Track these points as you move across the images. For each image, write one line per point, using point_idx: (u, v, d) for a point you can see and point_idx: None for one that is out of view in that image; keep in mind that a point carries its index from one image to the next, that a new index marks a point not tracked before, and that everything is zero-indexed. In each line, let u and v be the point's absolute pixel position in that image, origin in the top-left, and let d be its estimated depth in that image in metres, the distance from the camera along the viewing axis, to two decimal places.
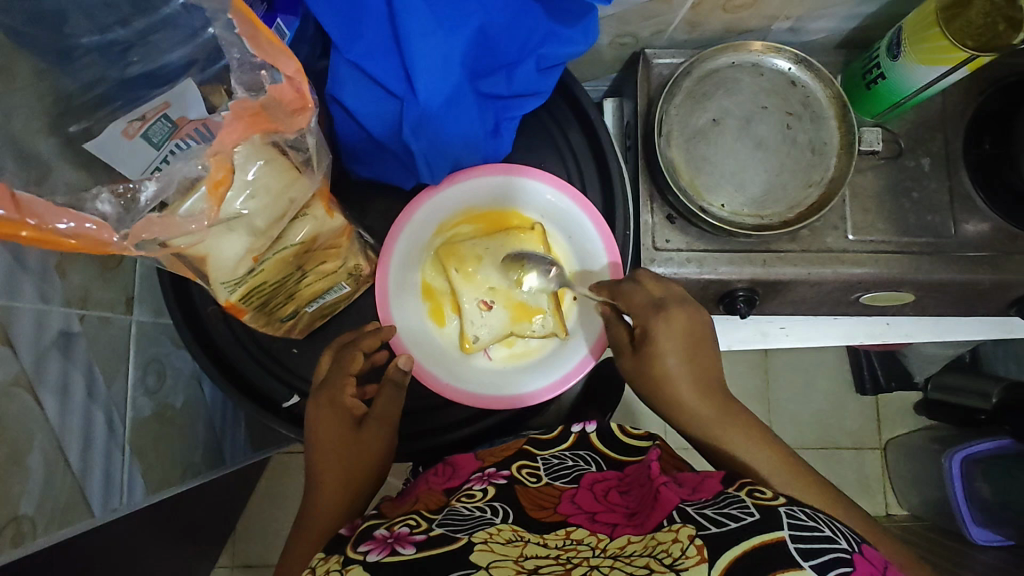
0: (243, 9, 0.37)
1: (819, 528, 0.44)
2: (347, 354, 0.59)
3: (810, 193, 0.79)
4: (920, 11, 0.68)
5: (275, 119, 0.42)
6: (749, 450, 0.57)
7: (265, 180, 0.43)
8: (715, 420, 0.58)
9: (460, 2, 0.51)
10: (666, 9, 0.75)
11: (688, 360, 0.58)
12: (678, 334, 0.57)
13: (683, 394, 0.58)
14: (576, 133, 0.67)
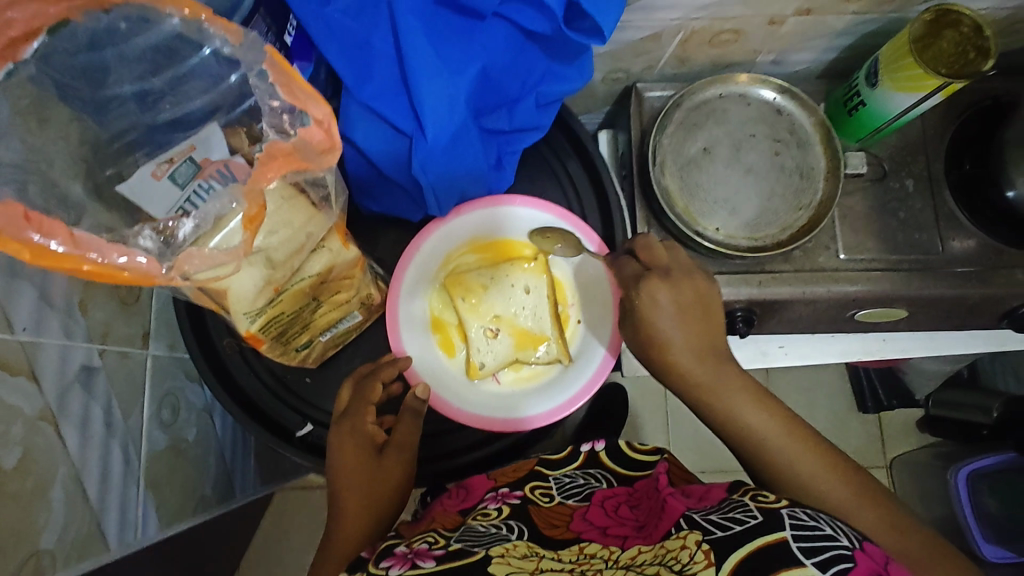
0: (276, 59, 0.41)
1: (820, 527, 0.45)
2: (366, 384, 0.61)
3: (800, 216, 0.82)
4: (894, 43, 0.72)
5: (306, 158, 0.44)
6: (746, 412, 0.58)
7: (296, 216, 0.46)
8: (711, 381, 0.58)
9: (464, 47, 0.54)
10: (655, 46, 0.82)
11: (681, 326, 0.58)
12: (669, 304, 0.57)
13: (678, 358, 0.58)
14: (575, 163, 0.71)
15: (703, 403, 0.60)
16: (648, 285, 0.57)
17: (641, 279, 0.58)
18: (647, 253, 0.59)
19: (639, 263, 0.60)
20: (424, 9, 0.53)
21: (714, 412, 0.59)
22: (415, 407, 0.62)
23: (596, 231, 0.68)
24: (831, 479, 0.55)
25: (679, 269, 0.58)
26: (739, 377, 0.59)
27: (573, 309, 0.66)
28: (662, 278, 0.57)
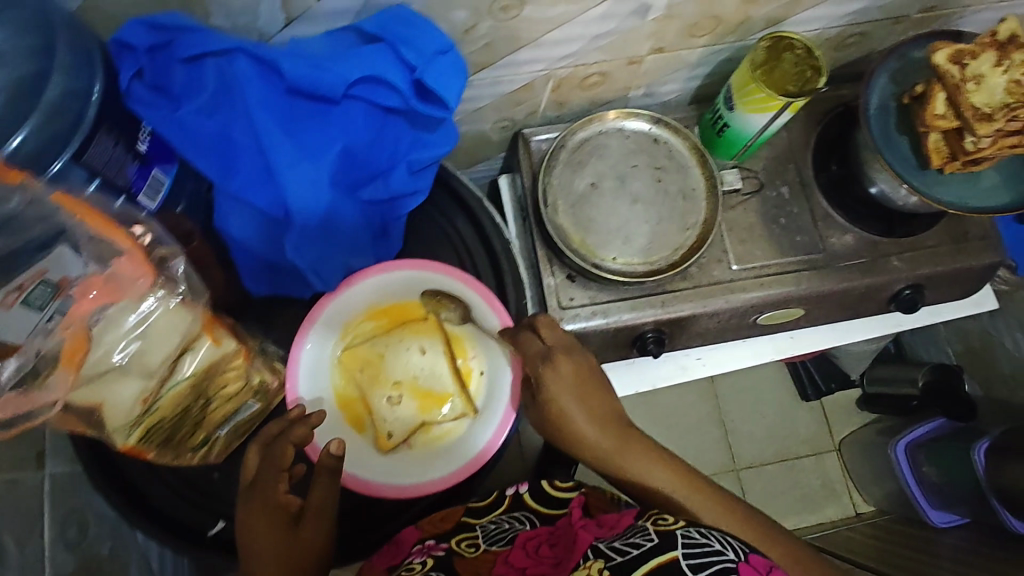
0: (73, 204, 0.44)
1: (710, 544, 0.48)
2: (275, 449, 0.59)
3: (689, 235, 0.86)
4: (738, 72, 0.78)
5: (121, 289, 0.46)
6: (653, 475, 0.60)
7: (166, 323, 0.48)
8: (619, 449, 0.61)
9: (321, 132, 0.56)
10: (531, 95, 0.86)
11: (582, 401, 0.61)
12: (568, 379, 0.60)
13: (583, 432, 0.61)
14: (460, 218, 0.73)
15: (615, 472, 0.62)
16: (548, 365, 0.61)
17: (545, 357, 0.61)
18: (549, 330, 0.62)
19: (543, 341, 0.62)
20: (277, 103, 0.55)
21: (625, 481, 0.61)
22: (331, 465, 0.59)
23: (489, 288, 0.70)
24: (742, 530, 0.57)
25: (578, 345, 0.62)
26: (643, 443, 0.62)
27: (475, 361, 0.67)
28: (561, 356, 0.61)
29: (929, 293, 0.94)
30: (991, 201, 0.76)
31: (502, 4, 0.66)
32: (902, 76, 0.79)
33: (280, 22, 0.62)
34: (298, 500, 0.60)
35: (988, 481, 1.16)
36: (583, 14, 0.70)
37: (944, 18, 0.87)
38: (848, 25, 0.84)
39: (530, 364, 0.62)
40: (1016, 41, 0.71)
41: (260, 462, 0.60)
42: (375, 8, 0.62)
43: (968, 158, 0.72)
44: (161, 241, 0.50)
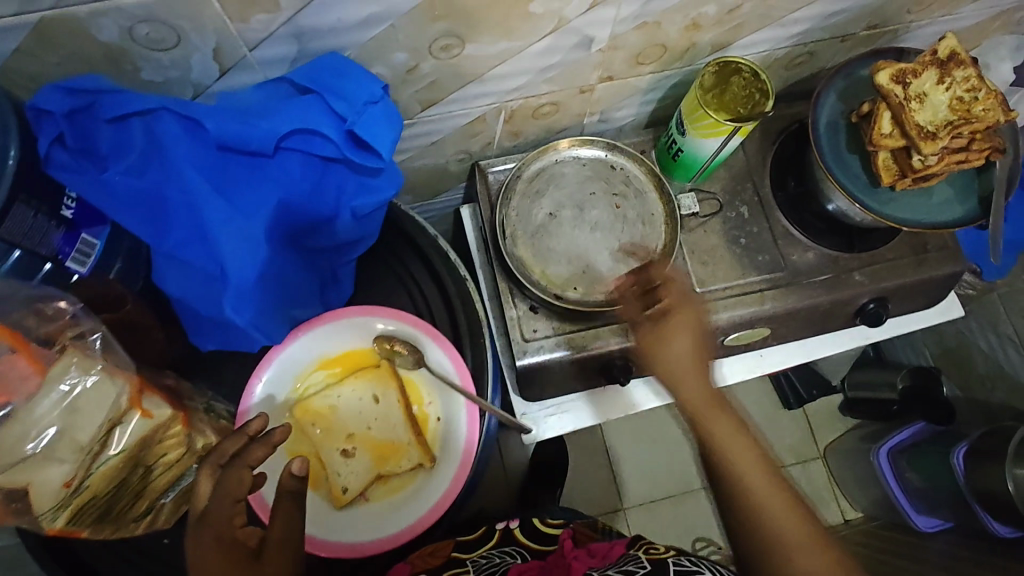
0: None
1: (699, 570, 0.57)
2: (230, 474, 0.51)
3: (650, 261, 0.86)
4: (687, 97, 0.78)
5: (8, 388, 0.47)
6: (734, 442, 0.64)
7: (88, 400, 0.49)
8: (704, 407, 0.66)
9: (256, 186, 0.55)
10: (484, 127, 0.86)
11: (692, 351, 0.69)
12: (691, 317, 0.70)
13: (683, 383, 0.68)
14: (413, 260, 0.71)
15: (693, 429, 0.67)
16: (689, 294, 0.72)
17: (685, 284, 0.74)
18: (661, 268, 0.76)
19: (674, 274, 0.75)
20: (207, 160, 0.53)
21: (702, 439, 0.66)
22: (293, 489, 0.53)
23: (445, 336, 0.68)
24: (790, 519, 0.60)
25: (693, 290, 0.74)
26: (727, 414, 0.66)
27: (431, 406, 0.66)
28: (676, 283, 0.73)
29: (895, 305, 0.94)
30: (944, 216, 0.76)
31: (442, 44, 0.66)
32: (850, 94, 0.80)
33: (215, 73, 0.61)
34: (257, 534, 0.52)
35: (968, 485, 1.15)
36: (526, 49, 0.70)
37: (890, 35, 0.88)
38: (795, 45, 0.85)
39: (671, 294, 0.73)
40: (956, 59, 0.71)
41: (210, 492, 0.52)
42: (311, 55, 0.62)
43: (917, 176, 0.72)
44: (81, 317, 0.52)
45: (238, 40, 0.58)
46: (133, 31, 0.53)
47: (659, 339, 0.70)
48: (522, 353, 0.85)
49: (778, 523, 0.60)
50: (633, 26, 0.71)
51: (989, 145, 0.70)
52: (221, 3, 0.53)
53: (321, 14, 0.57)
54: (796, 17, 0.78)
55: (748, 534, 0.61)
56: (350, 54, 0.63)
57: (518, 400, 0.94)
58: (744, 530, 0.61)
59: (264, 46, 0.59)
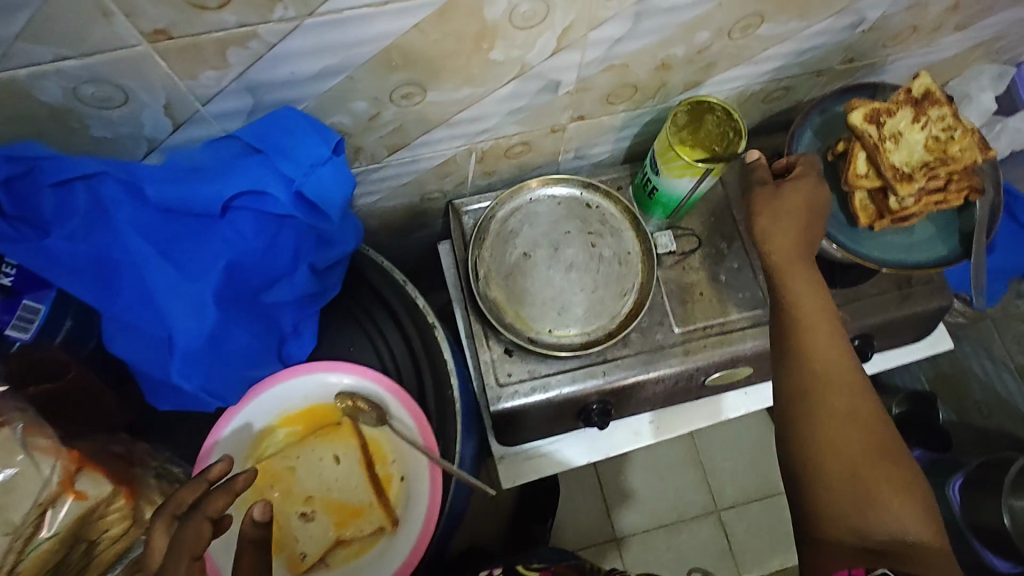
0: None
1: None
2: (187, 527, 0.45)
3: (626, 302, 0.84)
4: (659, 137, 0.77)
5: None
6: (810, 296, 0.61)
7: (21, 485, 0.45)
8: (795, 262, 0.63)
9: (205, 247, 0.53)
10: (455, 167, 0.84)
11: (802, 212, 0.64)
12: (809, 192, 0.64)
13: (780, 240, 0.63)
14: (378, 310, 0.70)
15: (774, 284, 0.63)
16: (797, 181, 0.65)
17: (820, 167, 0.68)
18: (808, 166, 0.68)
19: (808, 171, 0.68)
20: (152, 224, 0.52)
21: (778, 295, 0.63)
22: (257, 536, 0.49)
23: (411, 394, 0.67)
24: (840, 367, 0.58)
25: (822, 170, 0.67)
26: (812, 274, 0.63)
27: (394, 465, 0.64)
28: (808, 176, 0.65)
29: (880, 340, 0.92)
30: (926, 256, 0.74)
31: (403, 92, 0.64)
32: (827, 130, 0.78)
33: (168, 127, 0.59)
34: None
35: (964, 519, 1.13)
36: (491, 94, 0.68)
37: (867, 68, 0.86)
38: (770, 80, 0.83)
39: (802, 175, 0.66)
40: (931, 98, 0.71)
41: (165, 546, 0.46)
42: (266, 107, 0.60)
43: (895, 216, 0.70)
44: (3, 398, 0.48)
45: (189, 97, 0.56)
46: (78, 91, 0.52)
47: (775, 210, 0.63)
48: (497, 398, 0.82)
49: (826, 370, 0.58)
50: (601, 68, 0.69)
51: (966, 185, 0.69)
52: (167, 63, 0.52)
53: (272, 69, 0.55)
54: (769, 54, 0.76)
55: (792, 378, 0.59)
56: (307, 106, 0.62)
57: (495, 444, 0.91)
58: (789, 362, 0.60)
59: (216, 101, 0.58)
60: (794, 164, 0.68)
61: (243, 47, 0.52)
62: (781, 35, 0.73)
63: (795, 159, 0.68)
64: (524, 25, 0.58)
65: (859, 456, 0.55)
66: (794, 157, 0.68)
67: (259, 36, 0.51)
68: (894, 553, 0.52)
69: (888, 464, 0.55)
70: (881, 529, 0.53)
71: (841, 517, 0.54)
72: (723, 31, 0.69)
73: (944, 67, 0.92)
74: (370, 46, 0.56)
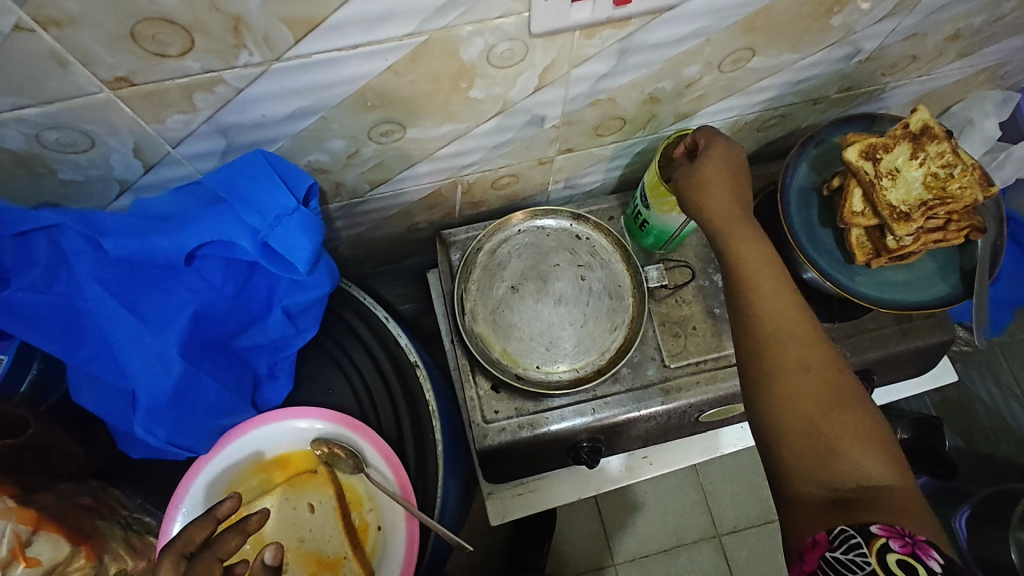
0: None
1: None
2: (197, 568, 0.45)
3: (616, 336, 0.81)
4: (649, 170, 0.74)
5: None
6: (755, 257, 0.58)
7: None
8: (732, 223, 0.59)
9: (169, 294, 0.52)
10: (442, 199, 0.82)
11: (728, 176, 0.61)
12: (721, 160, 0.61)
13: (715, 203, 0.60)
14: (358, 350, 0.68)
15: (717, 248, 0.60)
16: (712, 149, 0.62)
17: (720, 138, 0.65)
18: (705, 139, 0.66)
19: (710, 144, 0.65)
20: (111, 275, 0.50)
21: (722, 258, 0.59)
22: None
23: (388, 441, 0.64)
24: (786, 318, 0.55)
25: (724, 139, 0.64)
26: (752, 233, 0.59)
27: (372, 514, 0.61)
28: (715, 149, 0.62)
29: (881, 374, 0.89)
30: (926, 295, 0.71)
31: (382, 130, 0.62)
32: (823, 163, 0.75)
33: (140, 169, 0.58)
34: None
35: (969, 551, 1.06)
36: (474, 129, 0.66)
37: (866, 96, 0.84)
38: (765, 109, 0.81)
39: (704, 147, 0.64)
40: (929, 132, 0.68)
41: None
42: (239, 148, 0.59)
43: (892, 255, 0.67)
44: None
45: (158, 140, 0.55)
46: (41, 137, 0.51)
47: (697, 185, 0.61)
48: (483, 436, 0.79)
49: (774, 322, 0.54)
50: (587, 103, 0.67)
51: (967, 223, 0.67)
52: (132, 108, 0.50)
53: (242, 112, 0.54)
54: (762, 85, 0.74)
55: (743, 341, 0.56)
56: (282, 145, 0.60)
57: (484, 479, 0.89)
58: (739, 324, 0.56)
59: (188, 143, 0.56)
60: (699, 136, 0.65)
61: (210, 91, 0.50)
62: (774, 67, 0.71)
63: (697, 131, 0.66)
64: (502, 64, 0.57)
65: (817, 407, 0.51)
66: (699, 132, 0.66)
67: (225, 80, 0.50)
68: (864, 504, 0.47)
69: (848, 413, 0.51)
70: (848, 482, 0.48)
71: (808, 477, 0.50)
72: (713, 64, 0.67)
73: (945, 94, 0.89)
74: (343, 87, 0.54)
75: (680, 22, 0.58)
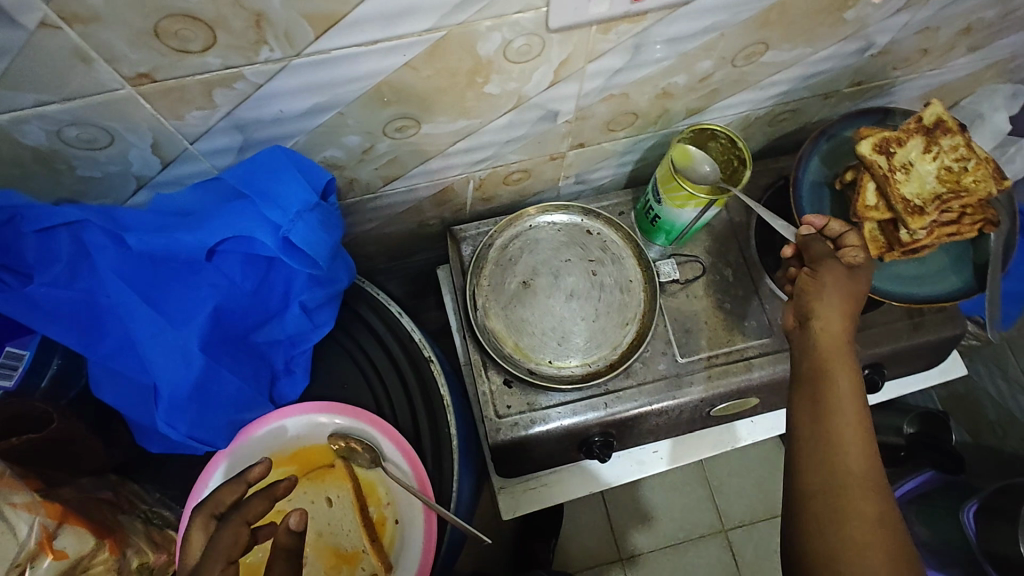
0: None
1: None
2: (225, 531, 0.46)
3: (628, 331, 0.82)
4: (662, 166, 0.75)
5: None
6: (852, 385, 0.55)
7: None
8: (844, 350, 0.58)
9: (191, 291, 0.52)
10: (454, 194, 0.82)
11: (853, 303, 0.60)
12: (843, 281, 0.60)
13: (831, 322, 0.59)
14: (373, 345, 0.68)
15: (816, 365, 0.57)
16: (859, 274, 0.62)
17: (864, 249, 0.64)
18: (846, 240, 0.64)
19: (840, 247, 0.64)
20: (134, 272, 0.51)
21: (817, 377, 0.57)
22: (290, 544, 0.46)
23: (404, 436, 0.64)
24: (864, 456, 0.53)
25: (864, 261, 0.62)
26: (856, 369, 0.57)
27: (389, 507, 0.61)
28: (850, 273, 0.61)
29: (891, 368, 0.89)
30: (937, 288, 0.71)
31: (397, 125, 0.63)
32: (835, 157, 0.75)
33: (157, 165, 0.58)
34: None
35: (979, 545, 1.06)
36: (487, 124, 0.67)
37: (876, 90, 0.84)
38: (777, 104, 0.81)
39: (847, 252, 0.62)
40: (943, 126, 0.69)
41: (203, 544, 0.47)
42: (256, 145, 0.59)
43: (906, 249, 0.68)
44: None
45: (176, 136, 0.55)
46: (62, 133, 0.51)
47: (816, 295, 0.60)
48: (496, 430, 0.79)
49: (852, 457, 0.53)
50: (600, 97, 0.68)
51: (982, 217, 0.67)
52: (151, 104, 0.50)
53: (260, 108, 0.54)
54: (774, 79, 0.74)
55: (817, 467, 0.54)
56: (298, 141, 0.60)
57: (495, 474, 0.89)
58: (819, 450, 0.54)
59: (206, 139, 0.56)
60: (845, 235, 0.64)
61: (229, 87, 0.51)
62: (787, 62, 0.71)
63: (848, 230, 0.63)
64: (518, 59, 0.57)
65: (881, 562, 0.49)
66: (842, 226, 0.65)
67: (245, 76, 0.50)
68: None
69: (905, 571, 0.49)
70: None
71: None
72: (726, 59, 0.67)
73: (955, 88, 0.89)
74: (361, 83, 0.54)
75: (696, 16, 0.58)
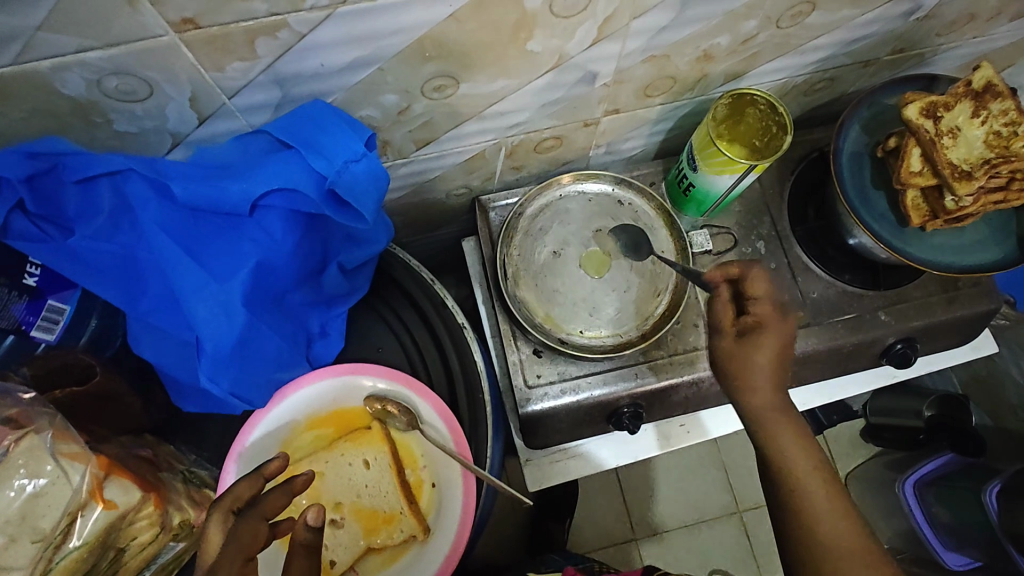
0: None
1: None
2: (243, 525, 0.45)
3: (660, 302, 0.81)
4: (699, 132, 0.73)
5: None
6: (799, 450, 0.55)
7: (48, 499, 0.44)
8: (777, 417, 0.57)
9: (231, 245, 0.51)
10: (484, 162, 0.81)
11: (778, 365, 0.57)
12: (769, 348, 0.57)
13: (755, 394, 0.57)
14: (407, 310, 0.68)
15: (759, 433, 0.57)
16: (759, 340, 0.57)
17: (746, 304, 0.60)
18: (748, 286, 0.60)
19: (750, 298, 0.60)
20: (176, 224, 0.50)
21: (766, 446, 0.57)
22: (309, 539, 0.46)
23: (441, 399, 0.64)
24: (841, 522, 0.52)
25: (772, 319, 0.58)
26: (795, 421, 0.57)
27: (425, 471, 0.61)
28: (767, 334, 0.57)
29: (923, 344, 0.88)
30: (980, 258, 0.70)
31: (436, 84, 0.61)
32: (876, 125, 0.74)
33: (194, 121, 0.57)
34: None
35: (1000, 526, 1.04)
36: (526, 85, 0.65)
37: (917, 58, 0.82)
38: (815, 71, 0.79)
39: (758, 306, 0.59)
40: (993, 90, 0.67)
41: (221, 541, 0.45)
42: (293, 101, 0.58)
43: (950, 216, 0.66)
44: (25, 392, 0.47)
45: (215, 89, 0.54)
46: (102, 84, 0.50)
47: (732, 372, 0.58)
48: (526, 400, 0.78)
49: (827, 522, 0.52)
50: (641, 59, 0.66)
51: None
52: (194, 53, 0.49)
53: (302, 60, 0.53)
54: (817, 44, 0.72)
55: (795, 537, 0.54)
56: (337, 98, 0.59)
57: (521, 446, 0.89)
58: (790, 518, 0.54)
59: (244, 93, 0.55)
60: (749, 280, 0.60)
61: (273, 36, 0.49)
62: (831, 24, 0.69)
63: (748, 272, 0.60)
64: (565, 13, 0.55)
65: None
66: (742, 266, 0.61)
67: (289, 25, 0.48)
68: None
69: None
70: None
71: None
72: (771, 20, 0.65)
73: (998, 58, 0.87)
74: (405, 35, 0.53)
75: None
